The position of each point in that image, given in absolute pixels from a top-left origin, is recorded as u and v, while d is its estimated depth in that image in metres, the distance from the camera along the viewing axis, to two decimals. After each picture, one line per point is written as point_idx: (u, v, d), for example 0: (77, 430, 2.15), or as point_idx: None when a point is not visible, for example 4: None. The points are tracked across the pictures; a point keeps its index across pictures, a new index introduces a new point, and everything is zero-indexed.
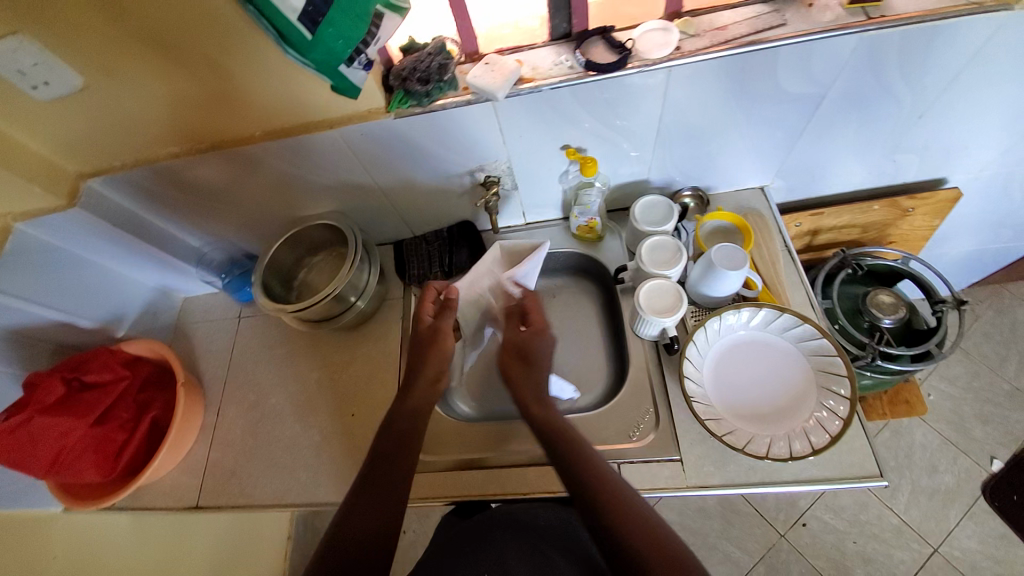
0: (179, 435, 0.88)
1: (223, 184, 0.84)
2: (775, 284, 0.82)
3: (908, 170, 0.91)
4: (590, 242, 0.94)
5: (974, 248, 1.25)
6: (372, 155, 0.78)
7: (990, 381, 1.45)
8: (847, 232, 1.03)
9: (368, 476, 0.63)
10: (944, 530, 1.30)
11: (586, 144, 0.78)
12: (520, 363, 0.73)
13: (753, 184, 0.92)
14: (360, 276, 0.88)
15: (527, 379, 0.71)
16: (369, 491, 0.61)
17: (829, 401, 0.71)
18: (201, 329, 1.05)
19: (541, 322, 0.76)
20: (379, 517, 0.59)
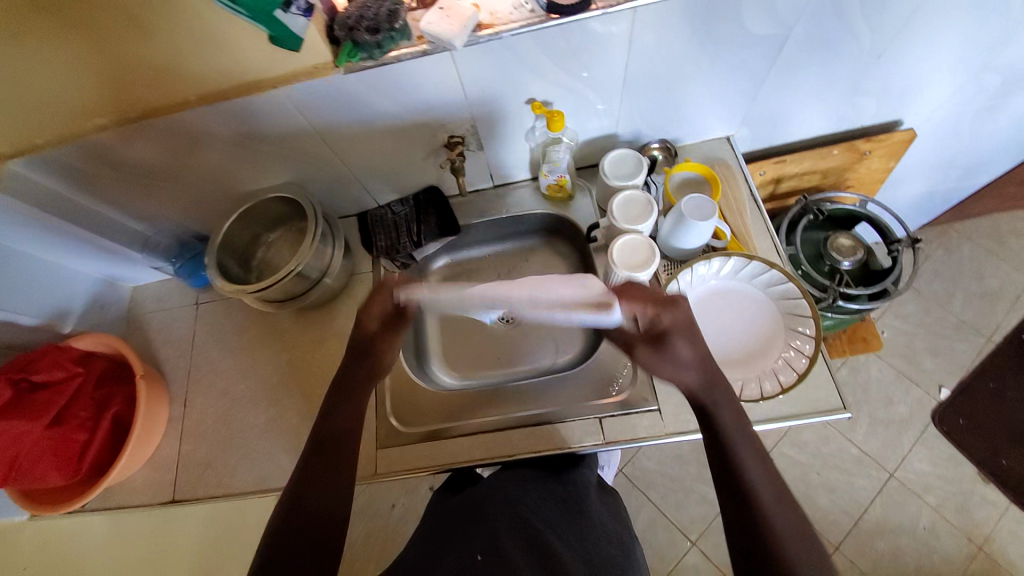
0: (145, 429, 0.83)
1: (163, 157, 0.77)
2: (742, 233, 0.83)
3: (867, 113, 0.92)
4: (561, 202, 0.94)
5: (926, 189, 1.30)
6: (325, 118, 0.73)
7: (939, 315, 1.56)
8: (808, 179, 1.04)
9: (323, 436, 0.65)
10: (899, 456, 1.42)
11: (553, 97, 0.75)
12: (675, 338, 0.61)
13: (719, 134, 0.91)
14: (322, 253, 0.84)
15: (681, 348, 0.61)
16: (328, 449, 0.64)
17: (796, 341, 0.74)
18: (156, 317, 0.98)
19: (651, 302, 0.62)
20: (335, 480, 0.63)
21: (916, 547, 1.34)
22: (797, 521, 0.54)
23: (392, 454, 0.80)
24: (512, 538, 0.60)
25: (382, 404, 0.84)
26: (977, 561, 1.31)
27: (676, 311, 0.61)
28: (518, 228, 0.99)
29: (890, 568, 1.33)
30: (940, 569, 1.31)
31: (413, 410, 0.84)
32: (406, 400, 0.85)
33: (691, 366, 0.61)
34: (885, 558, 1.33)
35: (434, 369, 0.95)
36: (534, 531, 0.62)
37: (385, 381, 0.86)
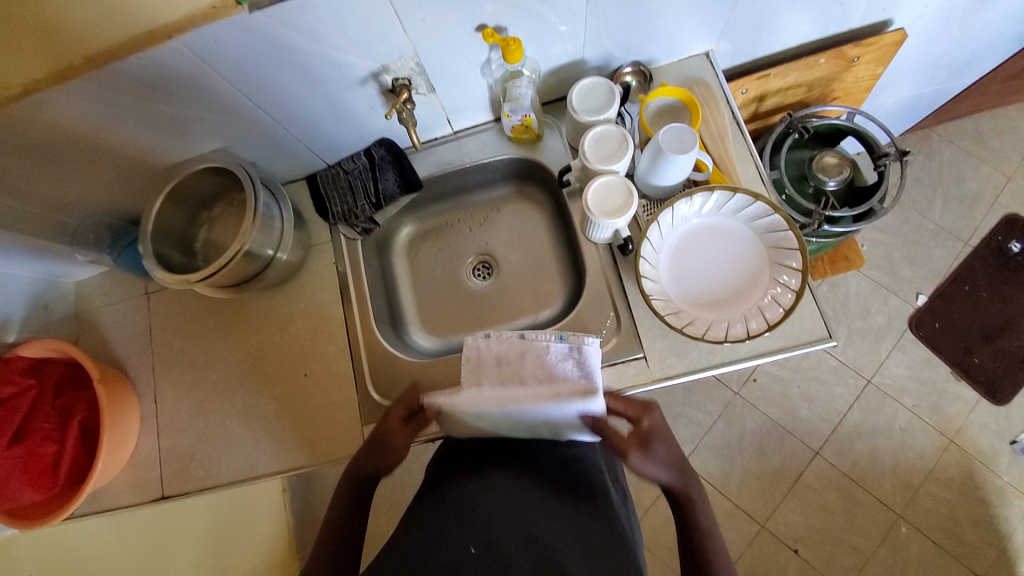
0: (117, 433, 0.79)
1: (62, 136, 0.65)
2: (724, 163, 0.77)
3: (856, 13, 0.83)
4: (528, 143, 0.86)
5: (912, 93, 1.23)
6: (241, 70, 0.62)
7: (918, 224, 1.55)
8: (792, 93, 0.96)
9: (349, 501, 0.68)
10: (876, 363, 1.47)
11: (506, 22, 0.65)
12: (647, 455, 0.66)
13: (697, 50, 0.82)
14: (269, 229, 0.76)
15: (658, 449, 0.66)
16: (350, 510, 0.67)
17: (783, 276, 0.71)
18: (104, 313, 0.90)
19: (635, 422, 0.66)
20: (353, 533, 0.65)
21: (891, 445, 1.43)
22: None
23: None
24: (508, 536, 0.55)
25: (361, 378, 0.81)
26: (947, 452, 1.41)
27: (651, 416, 0.67)
28: (485, 178, 0.91)
29: (867, 466, 1.42)
30: (913, 462, 1.42)
31: (393, 382, 0.81)
32: (384, 372, 0.81)
33: (665, 467, 0.67)
34: (863, 458, 1.43)
35: (412, 335, 0.91)
36: (531, 525, 0.56)
37: (361, 355, 0.82)
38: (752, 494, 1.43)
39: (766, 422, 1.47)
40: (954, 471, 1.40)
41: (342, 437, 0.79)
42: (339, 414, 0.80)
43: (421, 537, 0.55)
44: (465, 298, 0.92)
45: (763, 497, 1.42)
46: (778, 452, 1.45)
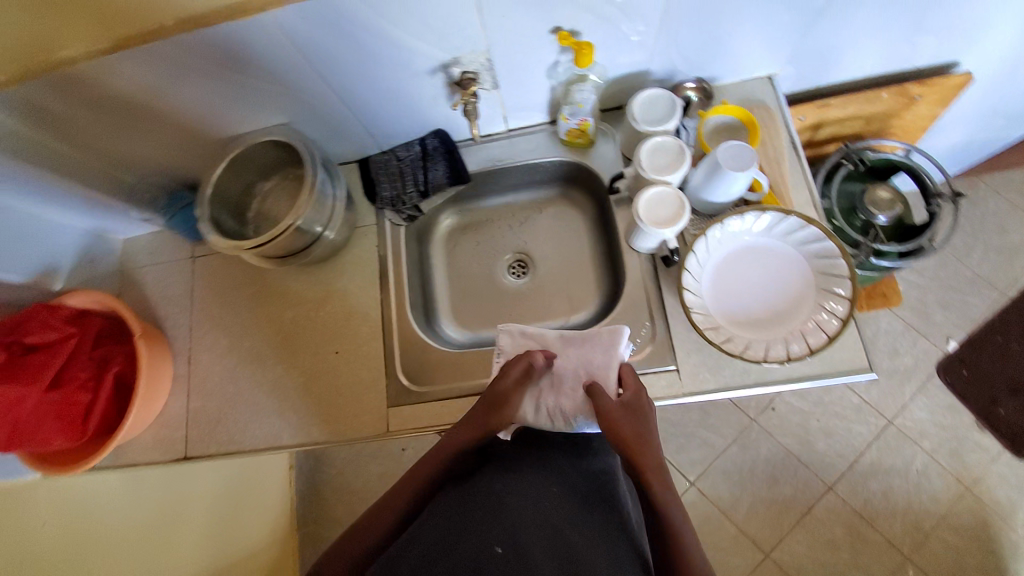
0: (151, 389, 0.81)
1: (141, 93, 0.68)
2: (779, 187, 0.76)
3: (925, 52, 0.82)
4: (580, 148, 0.86)
5: (966, 137, 1.21)
6: (319, 49, 0.64)
7: (955, 269, 1.52)
8: (849, 124, 0.95)
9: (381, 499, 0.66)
10: (898, 405, 1.44)
11: (581, 27, 0.65)
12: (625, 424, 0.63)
13: (761, 73, 0.81)
14: (322, 206, 0.77)
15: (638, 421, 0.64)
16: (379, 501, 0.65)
17: (829, 303, 0.70)
18: (149, 271, 0.92)
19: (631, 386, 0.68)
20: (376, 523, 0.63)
21: (906, 487, 1.39)
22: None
23: (404, 412, 0.78)
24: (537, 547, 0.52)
25: (392, 361, 0.81)
26: (963, 501, 1.37)
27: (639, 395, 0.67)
28: (533, 179, 0.92)
29: (879, 507, 1.39)
30: (926, 506, 1.38)
31: (422, 369, 0.81)
32: (414, 357, 0.82)
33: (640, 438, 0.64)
34: (876, 497, 1.39)
35: (442, 325, 0.92)
36: (558, 535, 0.55)
37: (393, 339, 0.83)
38: (759, 521, 1.40)
39: (780, 452, 1.45)
40: (967, 520, 1.36)
41: (367, 417, 0.79)
42: (367, 394, 0.80)
43: (446, 528, 0.55)
44: (499, 293, 0.92)
45: (770, 526, 1.39)
46: (790, 483, 1.42)
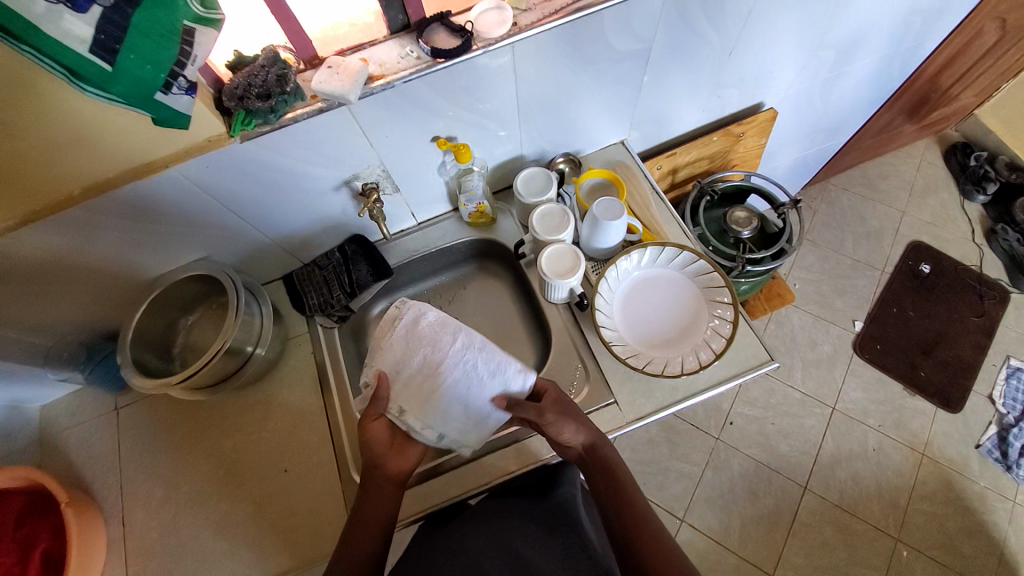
0: (84, 559, 0.74)
1: (47, 258, 0.70)
2: (652, 224, 0.90)
3: (734, 100, 1.05)
4: (485, 226, 0.97)
5: (799, 155, 1.49)
6: (228, 188, 0.71)
7: (837, 260, 1.77)
8: (699, 164, 1.15)
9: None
10: (835, 390, 1.58)
11: (456, 132, 0.78)
12: (568, 419, 0.70)
13: (614, 139, 0.99)
14: (250, 325, 0.80)
15: (577, 430, 0.70)
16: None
17: (718, 310, 0.81)
18: (71, 436, 0.88)
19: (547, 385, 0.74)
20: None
21: (870, 467, 1.48)
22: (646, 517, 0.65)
23: None
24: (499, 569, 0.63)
25: (344, 461, 0.81)
26: (923, 466, 1.48)
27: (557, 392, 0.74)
28: (450, 259, 1.01)
29: (854, 493, 1.46)
30: (893, 480, 1.47)
31: None
32: None
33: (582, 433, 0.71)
34: (847, 484, 1.47)
35: None
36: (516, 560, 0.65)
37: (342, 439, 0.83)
38: (754, 540, 1.41)
39: (752, 464, 1.50)
40: (934, 484, 1.46)
41: (328, 530, 0.77)
42: (325, 505, 0.78)
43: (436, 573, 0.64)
44: None
45: (766, 544, 1.41)
46: (769, 493, 1.47)
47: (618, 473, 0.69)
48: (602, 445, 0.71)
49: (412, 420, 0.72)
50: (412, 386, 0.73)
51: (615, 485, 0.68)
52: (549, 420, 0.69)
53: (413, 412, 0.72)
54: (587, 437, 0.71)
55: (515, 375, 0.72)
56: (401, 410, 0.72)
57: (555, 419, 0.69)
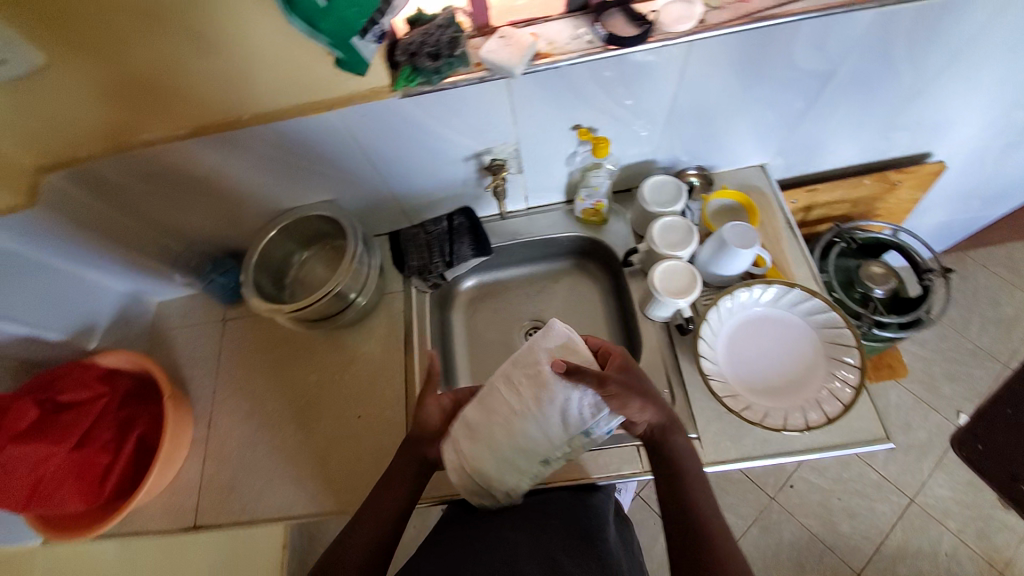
0: (170, 450, 0.81)
1: (202, 171, 0.75)
2: (780, 262, 0.83)
3: (898, 145, 0.93)
4: (595, 225, 0.94)
5: (947, 218, 1.32)
6: (371, 140, 0.73)
7: (955, 342, 1.56)
8: (837, 207, 1.05)
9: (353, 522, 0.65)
10: (919, 482, 1.41)
11: (599, 125, 0.75)
12: (636, 396, 0.63)
13: (755, 162, 0.91)
14: (358, 275, 0.82)
15: (648, 409, 0.64)
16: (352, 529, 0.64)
17: (840, 371, 0.73)
18: (181, 334, 0.96)
19: (607, 346, 0.68)
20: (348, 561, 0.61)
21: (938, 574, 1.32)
22: (715, 520, 0.60)
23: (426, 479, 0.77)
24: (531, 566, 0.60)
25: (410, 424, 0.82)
26: None
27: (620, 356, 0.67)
28: (549, 251, 0.99)
29: None
30: None
31: None
32: None
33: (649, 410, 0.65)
34: None
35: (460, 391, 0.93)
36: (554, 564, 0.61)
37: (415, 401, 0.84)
38: None
39: (803, 534, 1.38)
40: None
41: None
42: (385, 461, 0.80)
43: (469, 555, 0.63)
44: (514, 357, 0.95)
45: None
46: (817, 570, 1.34)
47: (684, 469, 0.65)
48: (673, 431, 0.67)
49: (544, 445, 0.62)
50: (513, 448, 0.62)
51: (677, 478, 0.64)
52: (611, 392, 0.61)
53: (547, 450, 0.62)
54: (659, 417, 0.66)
55: (549, 334, 0.64)
56: (543, 460, 0.63)
57: (619, 391, 0.61)
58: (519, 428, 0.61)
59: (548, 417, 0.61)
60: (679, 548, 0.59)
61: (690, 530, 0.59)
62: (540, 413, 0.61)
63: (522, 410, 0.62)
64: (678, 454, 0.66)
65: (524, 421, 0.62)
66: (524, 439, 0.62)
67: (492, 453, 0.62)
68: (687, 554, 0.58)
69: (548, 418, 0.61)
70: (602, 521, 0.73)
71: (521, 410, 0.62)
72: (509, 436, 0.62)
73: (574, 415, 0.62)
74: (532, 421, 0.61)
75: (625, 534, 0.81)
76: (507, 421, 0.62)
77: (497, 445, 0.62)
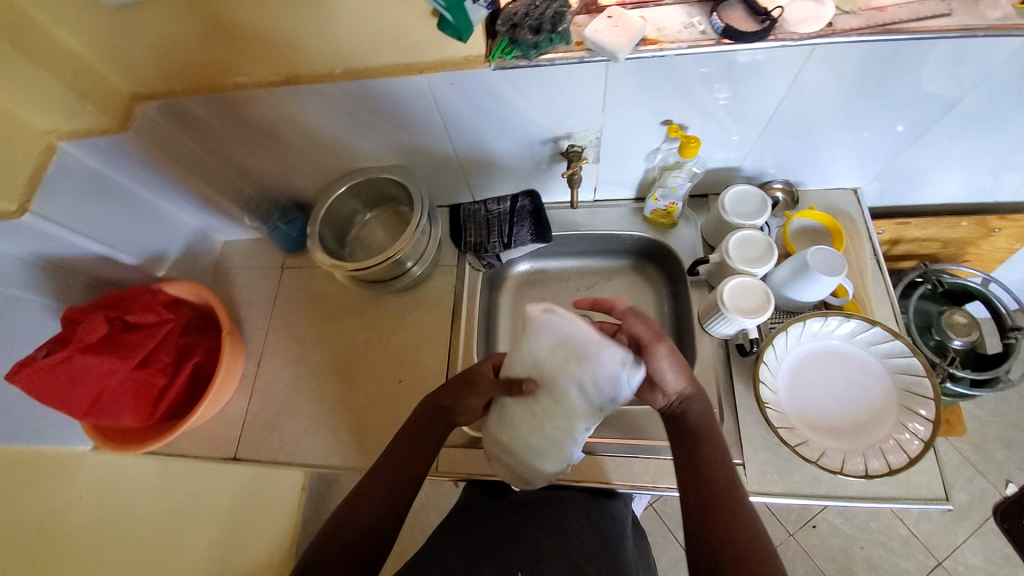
0: (221, 385, 0.84)
1: (285, 120, 0.76)
2: (860, 295, 0.78)
3: (1008, 188, 0.85)
4: (662, 227, 0.90)
5: None
6: (454, 110, 0.71)
7: (1019, 407, 1.44)
8: (926, 245, 0.98)
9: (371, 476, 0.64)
10: (950, 546, 1.32)
11: (691, 122, 0.72)
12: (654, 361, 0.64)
13: (847, 184, 0.85)
14: (419, 244, 0.83)
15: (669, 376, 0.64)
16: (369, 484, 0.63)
17: (912, 422, 0.68)
18: (241, 275, 0.99)
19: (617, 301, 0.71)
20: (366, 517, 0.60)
21: None
22: (737, 501, 0.57)
23: (457, 454, 0.77)
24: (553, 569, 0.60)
25: None
26: None
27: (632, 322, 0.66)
28: (609, 248, 0.96)
29: None
30: None
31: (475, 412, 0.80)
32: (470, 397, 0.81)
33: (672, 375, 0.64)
34: None
35: None
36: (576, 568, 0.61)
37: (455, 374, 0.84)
38: None
39: None
40: None
41: None
42: None
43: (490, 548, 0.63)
44: None
45: None
46: None
47: (706, 444, 0.62)
48: (696, 402, 0.65)
49: (579, 406, 0.61)
50: (552, 424, 0.61)
51: (698, 456, 0.62)
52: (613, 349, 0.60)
53: (588, 417, 0.62)
54: (681, 385, 0.65)
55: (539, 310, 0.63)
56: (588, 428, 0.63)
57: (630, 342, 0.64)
58: (549, 406, 0.61)
59: (578, 389, 0.60)
60: (695, 523, 0.57)
61: (705, 506, 0.57)
62: (562, 385, 0.61)
63: (544, 391, 0.62)
64: (700, 427, 0.64)
65: (552, 397, 0.61)
66: (558, 408, 0.61)
67: (532, 431, 0.62)
68: (703, 527, 0.56)
69: (576, 392, 0.61)
70: (620, 530, 0.71)
71: (545, 388, 0.62)
72: (542, 415, 0.62)
73: (600, 380, 0.60)
74: (562, 397, 0.61)
75: (640, 546, 0.78)
76: (534, 400, 0.62)
77: (535, 422, 0.62)
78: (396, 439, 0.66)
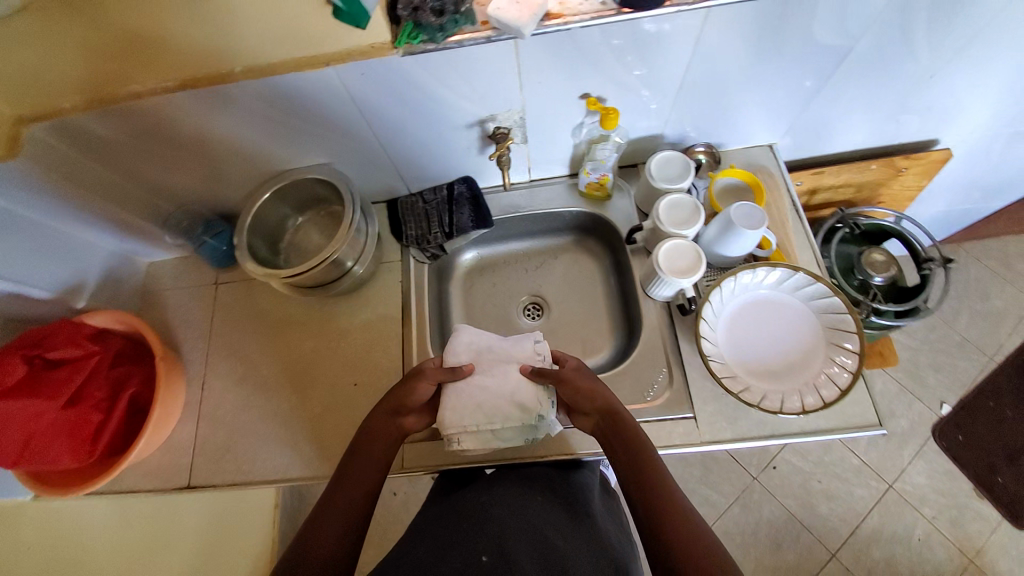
0: (164, 411, 0.80)
1: (193, 127, 0.72)
2: (784, 244, 0.82)
3: (908, 129, 0.91)
4: (598, 200, 0.92)
5: (947, 208, 1.30)
6: (370, 101, 0.70)
7: (944, 333, 1.56)
8: (842, 192, 1.03)
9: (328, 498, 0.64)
10: (898, 469, 1.44)
11: (608, 94, 0.73)
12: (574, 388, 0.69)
13: (763, 141, 0.89)
14: (355, 243, 0.81)
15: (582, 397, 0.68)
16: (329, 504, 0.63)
17: (840, 356, 0.73)
18: (172, 296, 0.94)
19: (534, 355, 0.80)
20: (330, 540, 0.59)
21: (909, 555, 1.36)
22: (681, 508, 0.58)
23: (423, 447, 0.77)
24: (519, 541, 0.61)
25: None
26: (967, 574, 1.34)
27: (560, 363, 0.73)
28: (550, 226, 0.97)
29: None
30: None
31: None
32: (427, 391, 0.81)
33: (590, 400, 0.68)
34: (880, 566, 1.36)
35: None
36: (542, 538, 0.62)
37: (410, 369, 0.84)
38: None
39: (783, 513, 1.42)
40: None
41: None
42: None
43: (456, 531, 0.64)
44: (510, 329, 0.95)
45: None
46: (794, 548, 1.38)
47: (642, 455, 0.63)
48: (620, 417, 0.67)
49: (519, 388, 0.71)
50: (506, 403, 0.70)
51: (637, 466, 0.62)
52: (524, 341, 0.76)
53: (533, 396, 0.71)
54: (601, 405, 0.68)
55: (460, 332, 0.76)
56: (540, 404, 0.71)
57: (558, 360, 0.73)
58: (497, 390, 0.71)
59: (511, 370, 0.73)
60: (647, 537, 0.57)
61: (658, 518, 0.58)
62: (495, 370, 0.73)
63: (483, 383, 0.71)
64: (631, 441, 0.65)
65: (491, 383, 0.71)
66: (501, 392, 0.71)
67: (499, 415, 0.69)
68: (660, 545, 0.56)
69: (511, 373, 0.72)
70: (585, 496, 0.74)
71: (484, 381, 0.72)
72: (493, 401, 0.70)
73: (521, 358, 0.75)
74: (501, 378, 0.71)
75: (611, 508, 0.81)
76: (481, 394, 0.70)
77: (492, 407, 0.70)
78: (345, 468, 0.66)
